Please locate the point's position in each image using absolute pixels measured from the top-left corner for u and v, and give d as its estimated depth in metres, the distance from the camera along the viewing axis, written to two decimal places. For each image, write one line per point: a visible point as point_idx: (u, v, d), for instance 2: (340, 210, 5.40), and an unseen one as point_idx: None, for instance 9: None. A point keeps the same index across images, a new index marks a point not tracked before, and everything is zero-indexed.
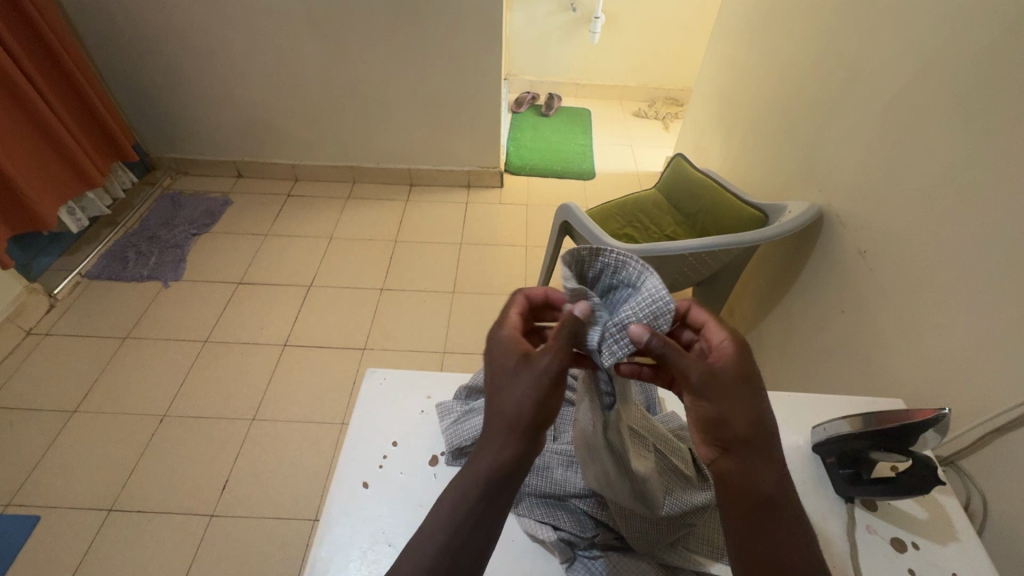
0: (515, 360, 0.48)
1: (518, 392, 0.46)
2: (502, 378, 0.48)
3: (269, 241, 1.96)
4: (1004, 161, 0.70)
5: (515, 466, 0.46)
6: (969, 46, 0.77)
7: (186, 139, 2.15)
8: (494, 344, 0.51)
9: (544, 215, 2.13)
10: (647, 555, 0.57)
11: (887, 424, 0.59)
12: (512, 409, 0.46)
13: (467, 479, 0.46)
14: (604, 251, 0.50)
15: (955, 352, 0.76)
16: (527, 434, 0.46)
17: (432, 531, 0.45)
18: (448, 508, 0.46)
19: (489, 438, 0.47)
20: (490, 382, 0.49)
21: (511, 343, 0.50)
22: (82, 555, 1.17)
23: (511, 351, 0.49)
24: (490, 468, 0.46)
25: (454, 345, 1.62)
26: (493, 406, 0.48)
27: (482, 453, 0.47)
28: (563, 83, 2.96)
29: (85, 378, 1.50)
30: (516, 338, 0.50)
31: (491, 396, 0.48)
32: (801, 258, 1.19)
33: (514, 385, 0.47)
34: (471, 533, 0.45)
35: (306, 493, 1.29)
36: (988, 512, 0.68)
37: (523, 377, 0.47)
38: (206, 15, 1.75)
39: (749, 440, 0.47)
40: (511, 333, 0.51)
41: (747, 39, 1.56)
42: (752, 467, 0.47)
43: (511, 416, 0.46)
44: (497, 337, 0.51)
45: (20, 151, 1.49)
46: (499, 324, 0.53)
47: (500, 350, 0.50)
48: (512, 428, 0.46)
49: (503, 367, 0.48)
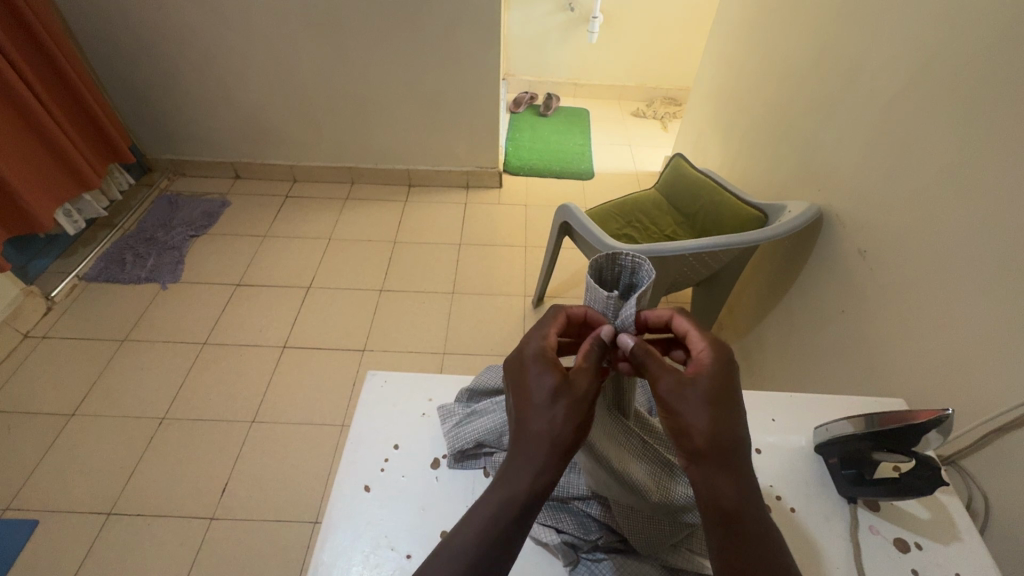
0: (554, 380, 0.48)
1: (555, 414, 0.46)
2: (536, 398, 0.47)
3: (268, 242, 1.95)
4: (1003, 161, 0.70)
5: (549, 488, 0.46)
6: (968, 46, 0.77)
7: (184, 140, 2.14)
8: (529, 359, 0.50)
9: (543, 215, 2.13)
10: (650, 556, 0.57)
11: (890, 425, 0.59)
12: (548, 430, 0.46)
13: (496, 493, 0.45)
14: (621, 255, 0.56)
15: (956, 352, 0.76)
16: (560, 455, 0.46)
17: (455, 547, 0.43)
18: (475, 525, 0.44)
19: (523, 454, 0.46)
20: (523, 400, 0.48)
21: (547, 362, 0.50)
22: (80, 560, 1.16)
23: (548, 370, 0.49)
24: (510, 482, 0.45)
25: (453, 346, 1.62)
26: (524, 426, 0.47)
27: (516, 469, 0.46)
28: (562, 82, 2.95)
29: (83, 381, 1.49)
30: (551, 356, 0.51)
31: (523, 411, 0.48)
32: (802, 257, 1.19)
33: (550, 404, 0.47)
34: (498, 553, 0.44)
35: (306, 495, 1.28)
36: (990, 511, 0.68)
37: (560, 400, 0.47)
38: (204, 17, 1.74)
39: (713, 450, 0.46)
40: (543, 349, 0.51)
41: (746, 38, 1.56)
42: (713, 476, 0.45)
43: (549, 437, 0.46)
44: (528, 352, 0.51)
45: (16, 153, 1.48)
46: (532, 337, 0.53)
47: (537, 367, 0.49)
48: (552, 449, 0.46)
49: (542, 385, 0.48)
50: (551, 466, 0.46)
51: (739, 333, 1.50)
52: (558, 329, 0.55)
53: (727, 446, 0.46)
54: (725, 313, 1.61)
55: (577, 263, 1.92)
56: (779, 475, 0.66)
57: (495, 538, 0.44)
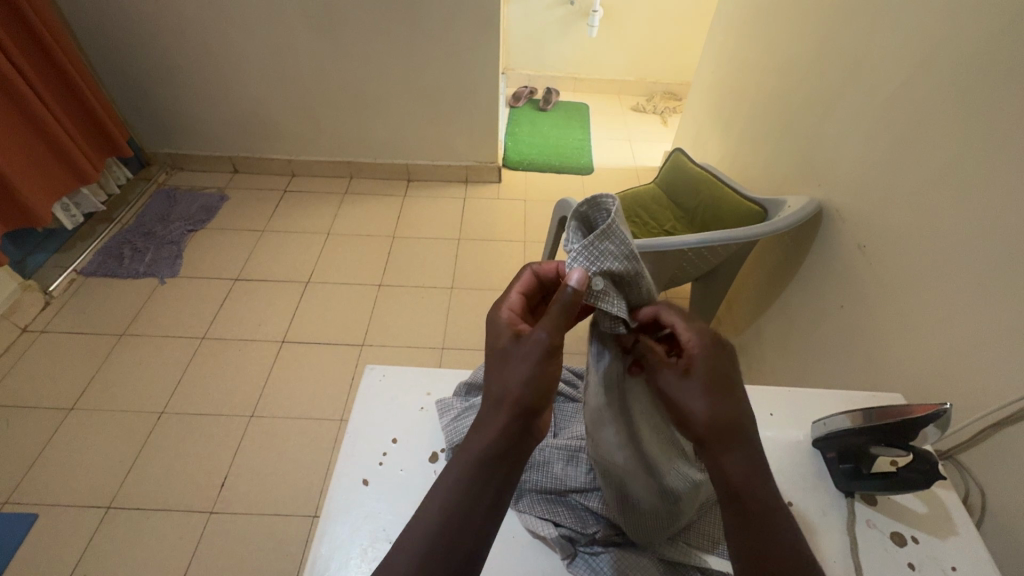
0: (508, 338, 0.50)
1: (508, 367, 0.48)
2: (497, 355, 0.49)
3: (266, 237, 1.95)
4: (1005, 157, 0.70)
5: (508, 449, 0.46)
6: (969, 41, 0.77)
7: (182, 134, 2.12)
8: (493, 319, 0.53)
9: (543, 210, 2.13)
10: (649, 550, 0.57)
11: (888, 419, 0.59)
12: (497, 383, 0.47)
13: (460, 466, 0.45)
14: (605, 200, 0.48)
15: (952, 347, 0.76)
16: (519, 410, 0.46)
17: (422, 530, 0.43)
18: (443, 496, 0.44)
19: (484, 415, 0.47)
20: (489, 362, 0.50)
21: (505, 323, 0.51)
22: (80, 554, 1.17)
23: (503, 331, 0.51)
24: (482, 453, 0.45)
25: (452, 341, 1.62)
26: (486, 386, 0.48)
27: (476, 432, 0.47)
28: (561, 76, 2.93)
29: (81, 376, 1.49)
30: (512, 318, 0.52)
31: (488, 372, 0.49)
32: (801, 251, 1.19)
33: (507, 361, 0.48)
34: (460, 526, 0.43)
35: (305, 489, 1.29)
36: (986, 503, 0.68)
37: (513, 353, 0.48)
38: (200, 11, 1.73)
39: (713, 435, 0.47)
40: (507, 315, 0.52)
41: (746, 31, 1.54)
42: (717, 460, 0.47)
43: (503, 391, 0.47)
44: (494, 319, 0.52)
45: (12, 147, 1.46)
46: (497, 305, 0.54)
47: (497, 328, 0.52)
48: (507, 403, 0.46)
49: (497, 346, 0.50)
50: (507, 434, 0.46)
51: (738, 327, 1.50)
52: (523, 287, 0.56)
53: (727, 431, 0.47)
54: (724, 308, 1.61)
55: None
56: (776, 468, 0.66)
57: (476, 510, 0.44)
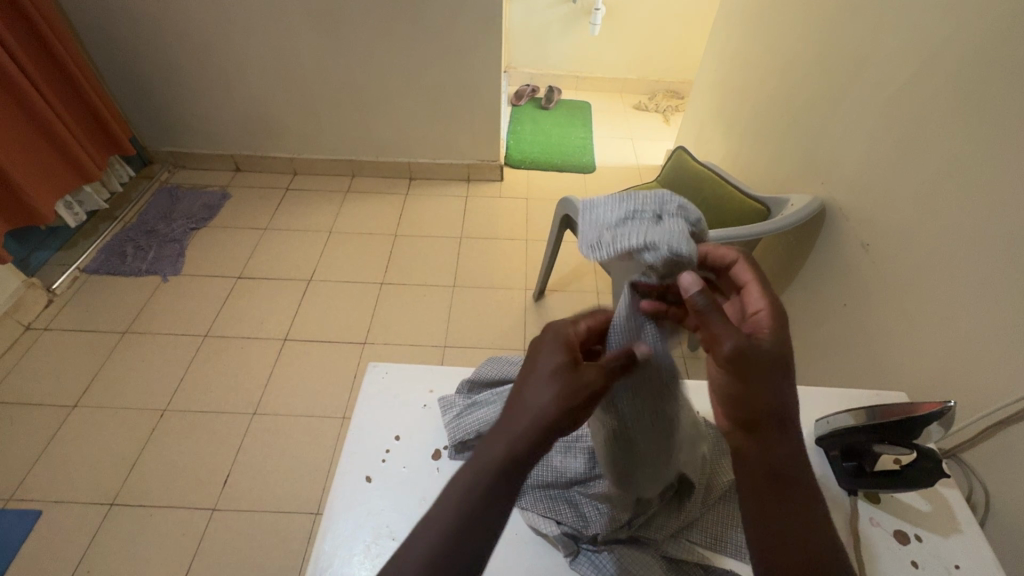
0: (560, 360, 0.48)
1: (547, 386, 0.47)
2: (540, 370, 0.48)
3: (268, 235, 1.95)
4: (1011, 155, 0.69)
5: (525, 458, 0.45)
6: (972, 39, 0.77)
7: (184, 132, 2.12)
8: (546, 337, 0.51)
9: (544, 209, 2.12)
10: (652, 548, 0.56)
11: (891, 417, 0.59)
12: (536, 401, 0.46)
13: (475, 466, 0.44)
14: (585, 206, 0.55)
15: (955, 346, 0.76)
16: (546, 429, 0.46)
17: (436, 530, 0.43)
18: (457, 495, 0.44)
19: (511, 418, 0.46)
20: (527, 371, 0.49)
21: (559, 346, 0.49)
22: (83, 551, 1.17)
23: (558, 351, 0.49)
24: (501, 455, 0.45)
25: (454, 340, 1.62)
26: (518, 397, 0.47)
27: (498, 433, 0.46)
28: (563, 75, 2.93)
29: (84, 373, 1.50)
30: (570, 341, 0.50)
31: (524, 385, 0.48)
32: (803, 249, 1.19)
33: (549, 382, 0.47)
34: (476, 527, 0.43)
35: (306, 487, 1.29)
36: (990, 502, 0.68)
37: (558, 377, 0.47)
38: (202, 9, 1.73)
39: (764, 419, 0.48)
40: (566, 335, 0.51)
41: (749, 29, 1.54)
42: (770, 447, 0.48)
43: (536, 409, 0.46)
44: (552, 334, 0.51)
45: (15, 146, 1.47)
46: (565, 324, 0.53)
47: (549, 347, 0.50)
48: (535, 420, 0.45)
49: (544, 363, 0.48)
50: (529, 437, 0.45)
51: None
52: (593, 322, 0.54)
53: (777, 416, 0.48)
54: None
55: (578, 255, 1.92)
56: None
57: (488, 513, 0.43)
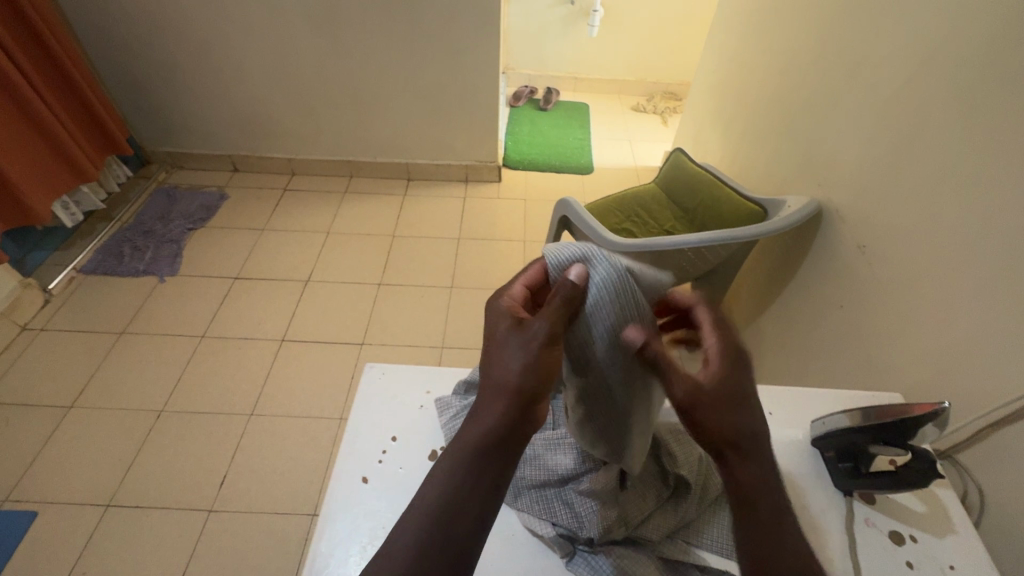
0: (507, 324, 0.48)
1: (509, 354, 0.47)
2: (497, 340, 0.48)
3: (266, 236, 1.95)
4: (1006, 157, 0.69)
5: (505, 434, 0.45)
6: (968, 41, 0.77)
7: (181, 132, 2.12)
8: (490, 310, 0.51)
9: (543, 210, 2.13)
10: (648, 549, 0.57)
11: (887, 417, 0.59)
12: (498, 373, 0.46)
13: (453, 460, 0.44)
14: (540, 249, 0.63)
15: (951, 347, 0.76)
16: (518, 400, 0.45)
17: (415, 528, 0.42)
18: (437, 489, 0.43)
19: (483, 401, 0.46)
20: (487, 347, 0.49)
21: (505, 311, 0.50)
22: (78, 553, 1.17)
23: (504, 318, 0.49)
24: (478, 440, 0.44)
25: (452, 341, 1.62)
26: (487, 377, 0.47)
27: (473, 419, 0.46)
28: (562, 76, 2.93)
29: (80, 374, 1.49)
30: (512, 308, 0.50)
31: (488, 364, 0.48)
32: (800, 251, 1.19)
33: (508, 348, 0.47)
34: (455, 523, 0.42)
35: (304, 488, 1.29)
36: (985, 503, 0.69)
37: (513, 339, 0.47)
38: (201, 9, 1.73)
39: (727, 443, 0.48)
40: (508, 303, 0.51)
41: (747, 31, 1.55)
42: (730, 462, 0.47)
43: (504, 383, 0.46)
44: (495, 308, 0.50)
45: (12, 145, 1.46)
46: (497, 295, 0.52)
47: (495, 317, 0.50)
48: (507, 394, 0.45)
49: (497, 333, 0.48)
50: (504, 417, 0.45)
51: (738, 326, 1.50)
52: (529, 279, 0.53)
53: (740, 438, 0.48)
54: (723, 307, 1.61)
55: None
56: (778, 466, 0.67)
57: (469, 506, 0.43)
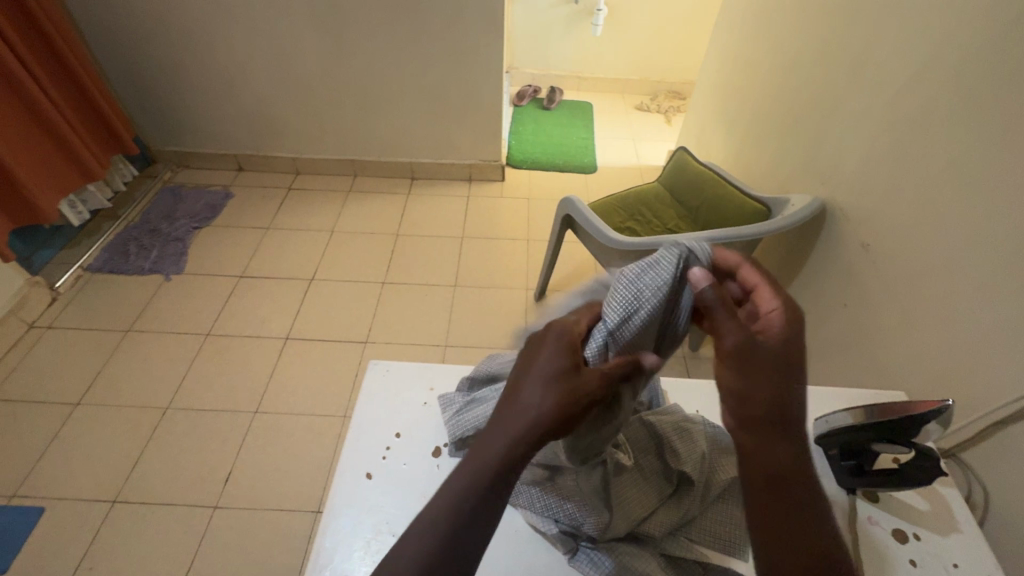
0: (563, 361, 0.47)
1: (545, 388, 0.45)
2: (541, 368, 0.46)
3: (270, 234, 1.96)
4: (1010, 155, 0.69)
5: (521, 458, 0.43)
6: (971, 39, 0.77)
7: (186, 132, 2.13)
8: (550, 333, 0.49)
9: (546, 209, 2.13)
10: (651, 545, 0.57)
11: (890, 415, 0.59)
12: (526, 398, 0.45)
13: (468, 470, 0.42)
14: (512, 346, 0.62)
15: (954, 345, 0.76)
16: (539, 435, 0.44)
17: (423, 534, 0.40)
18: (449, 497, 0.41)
19: (505, 415, 0.45)
20: (530, 368, 0.47)
21: (563, 345, 0.48)
22: (85, 548, 1.18)
23: (559, 351, 0.47)
24: (495, 456, 0.42)
25: (455, 339, 1.62)
26: (514, 398, 0.45)
27: (489, 434, 0.44)
28: (565, 76, 2.93)
29: (86, 371, 1.50)
30: (572, 340, 0.49)
31: (519, 385, 0.46)
32: (803, 249, 1.19)
33: (545, 386, 0.45)
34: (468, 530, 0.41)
35: (307, 485, 1.29)
36: (988, 500, 0.68)
37: (557, 381, 0.45)
38: (206, 9, 1.74)
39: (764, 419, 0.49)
40: (571, 333, 0.49)
41: (750, 30, 1.54)
42: (770, 443, 0.49)
43: (530, 413, 0.44)
44: (557, 329, 0.49)
45: (20, 145, 1.48)
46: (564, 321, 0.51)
47: (553, 345, 0.48)
48: (530, 424, 0.44)
49: (543, 362, 0.47)
50: (526, 441, 0.43)
51: None
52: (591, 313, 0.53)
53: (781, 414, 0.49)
54: None
55: (579, 255, 1.92)
56: None
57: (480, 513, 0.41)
